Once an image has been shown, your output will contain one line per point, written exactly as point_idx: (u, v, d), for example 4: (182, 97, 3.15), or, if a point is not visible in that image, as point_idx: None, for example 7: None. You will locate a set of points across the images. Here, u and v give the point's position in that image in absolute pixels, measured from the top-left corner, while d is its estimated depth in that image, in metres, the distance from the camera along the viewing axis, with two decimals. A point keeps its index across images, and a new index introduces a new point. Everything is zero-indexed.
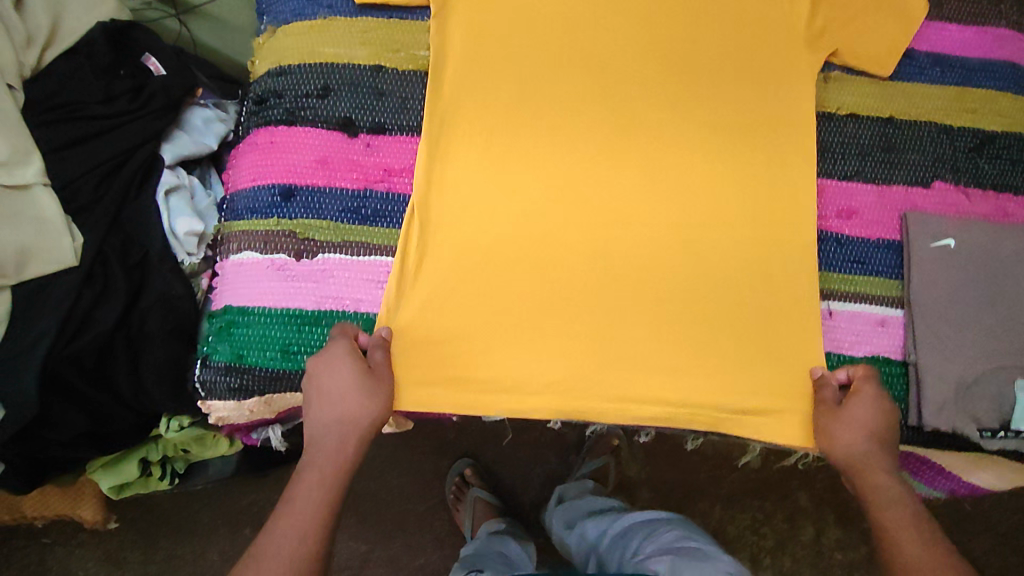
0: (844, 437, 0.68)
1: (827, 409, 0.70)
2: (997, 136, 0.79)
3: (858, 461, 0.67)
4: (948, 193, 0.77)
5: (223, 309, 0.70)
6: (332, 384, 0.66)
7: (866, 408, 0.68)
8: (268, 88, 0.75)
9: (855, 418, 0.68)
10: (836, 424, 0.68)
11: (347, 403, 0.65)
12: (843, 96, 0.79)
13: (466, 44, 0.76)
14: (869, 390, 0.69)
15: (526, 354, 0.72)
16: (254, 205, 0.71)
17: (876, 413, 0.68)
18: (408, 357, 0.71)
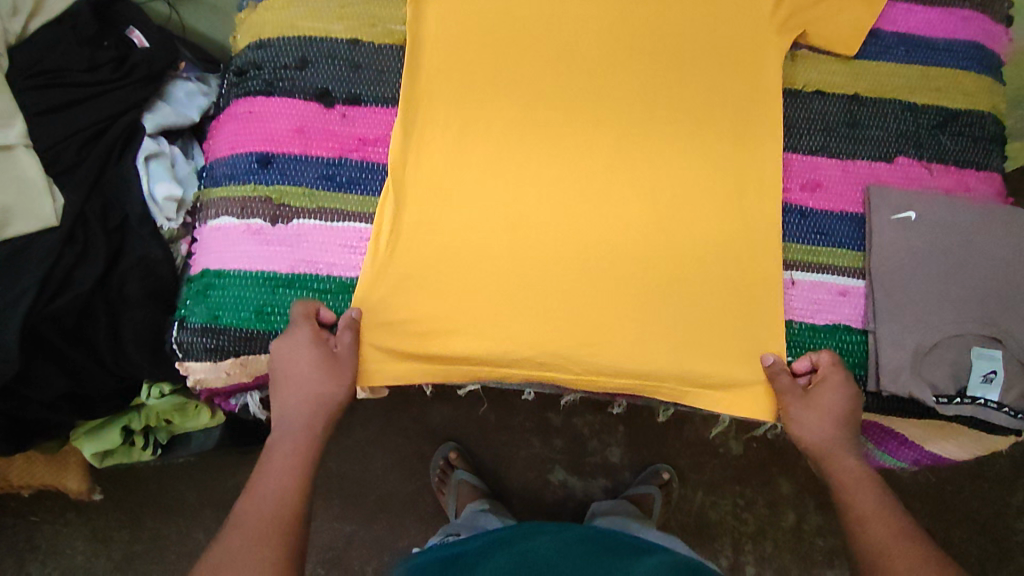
0: (812, 424, 0.70)
1: (794, 396, 0.71)
2: (960, 114, 0.81)
3: (827, 446, 0.70)
4: (910, 168, 0.80)
5: (201, 273, 0.73)
6: (300, 364, 0.68)
7: (831, 393, 0.70)
8: (248, 60, 0.77)
9: (822, 405, 0.70)
10: (804, 412, 0.70)
11: (311, 385, 0.68)
12: (809, 74, 0.82)
13: (442, 17, 0.77)
14: (833, 375, 0.70)
15: (500, 322, 0.71)
16: (234, 172, 0.74)
17: (842, 399, 0.70)
18: (382, 323, 0.71)
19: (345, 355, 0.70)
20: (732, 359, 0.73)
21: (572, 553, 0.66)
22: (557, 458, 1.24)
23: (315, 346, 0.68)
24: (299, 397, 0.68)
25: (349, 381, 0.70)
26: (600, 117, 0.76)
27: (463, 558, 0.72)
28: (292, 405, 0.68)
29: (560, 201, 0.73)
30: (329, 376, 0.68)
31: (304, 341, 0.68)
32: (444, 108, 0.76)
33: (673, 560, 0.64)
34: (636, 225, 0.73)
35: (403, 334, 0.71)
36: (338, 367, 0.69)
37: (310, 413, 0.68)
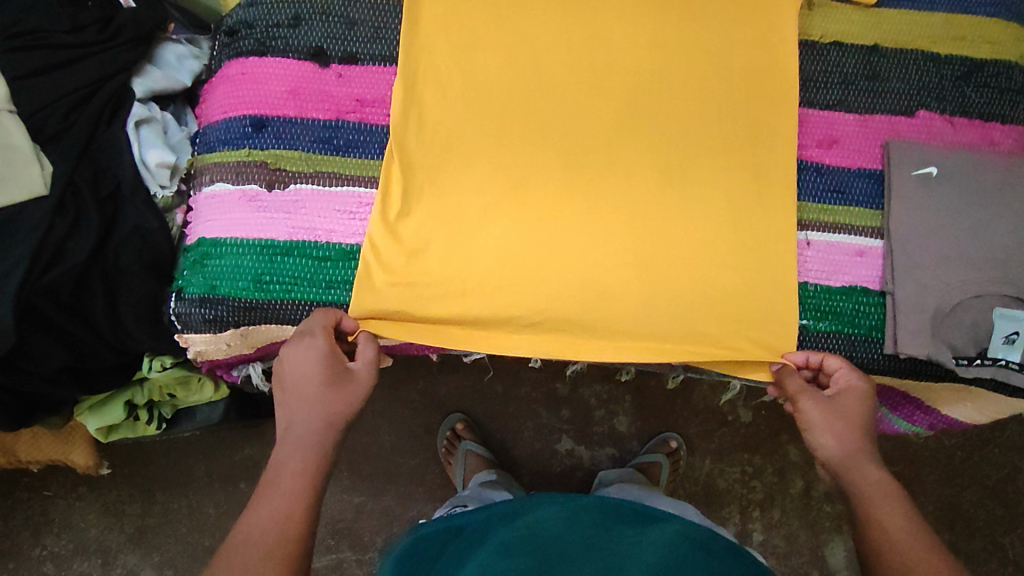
0: (831, 429, 0.66)
1: (811, 398, 0.68)
2: (986, 64, 0.77)
3: (849, 456, 0.65)
4: (932, 121, 0.76)
5: (197, 242, 0.70)
6: (309, 370, 0.64)
7: (851, 398, 0.68)
8: (239, 19, 0.74)
9: (840, 410, 0.67)
10: (826, 416, 0.67)
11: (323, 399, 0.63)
12: (827, 24, 0.78)
13: None
14: (852, 380, 0.68)
15: (508, 288, 0.69)
16: (226, 136, 0.71)
17: (862, 406, 0.68)
18: (384, 289, 0.69)
19: (361, 371, 0.66)
20: (744, 323, 0.71)
21: (580, 514, 0.65)
22: (564, 428, 1.23)
23: (329, 354, 0.65)
24: (306, 406, 0.63)
25: (360, 399, 0.65)
26: (609, 75, 0.73)
27: (466, 530, 0.70)
28: (300, 416, 0.63)
29: (568, 164, 0.70)
30: (341, 389, 0.64)
31: (317, 345, 0.65)
32: (445, 67, 0.72)
33: (685, 525, 0.63)
34: (645, 188, 0.70)
35: (406, 302, 0.69)
36: (350, 381, 0.65)
37: (320, 428, 0.63)
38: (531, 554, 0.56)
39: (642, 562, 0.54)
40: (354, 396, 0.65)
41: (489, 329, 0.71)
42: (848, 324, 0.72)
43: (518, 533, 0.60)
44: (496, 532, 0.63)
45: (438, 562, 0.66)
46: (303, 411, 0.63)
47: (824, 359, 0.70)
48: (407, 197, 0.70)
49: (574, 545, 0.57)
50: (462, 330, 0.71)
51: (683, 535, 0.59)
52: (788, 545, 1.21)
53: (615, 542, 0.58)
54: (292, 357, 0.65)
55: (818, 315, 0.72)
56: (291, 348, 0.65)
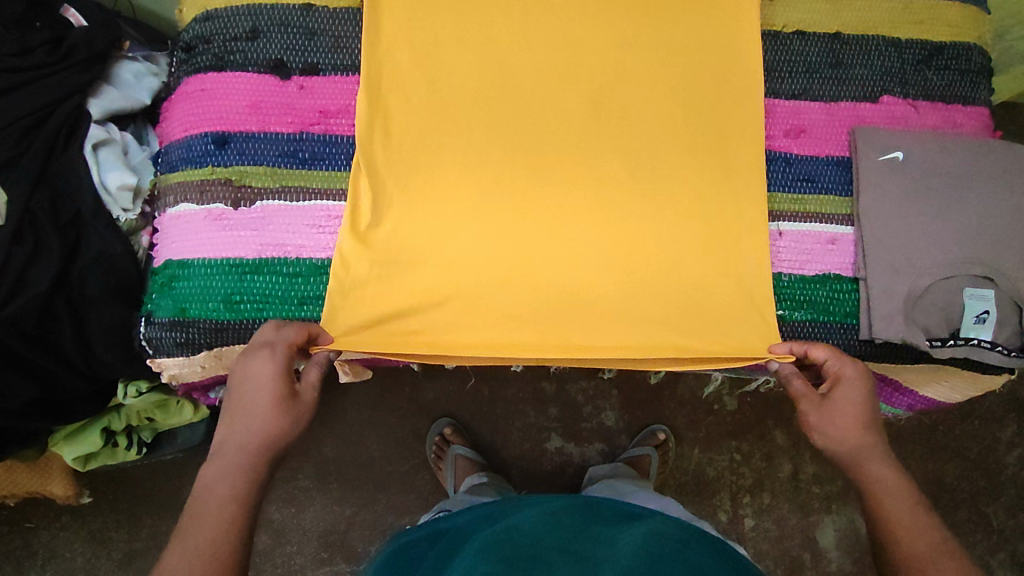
0: (829, 432, 0.66)
1: (808, 401, 0.67)
2: (945, 47, 0.79)
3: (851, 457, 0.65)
4: (896, 106, 0.77)
5: (164, 265, 0.69)
6: (257, 388, 0.61)
7: (850, 392, 0.66)
8: (196, 34, 0.72)
9: (836, 409, 0.66)
10: (822, 418, 0.66)
11: (265, 423, 0.62)
12: (789, 14, 0.78)
13: None
14: (841, 370, 0.66)
15: (492, 293, 0.69)
16: (188, 154, 0.69)
17: (859, 395, 0.65)
18: (363, 302, 0.68)
19: (305, 394, 0.65)
20: (722, 316, 0.71)
21: (561, 514, 0.65)
22: (552, 426, 1.23)
23: (286, 375, 0.62)
24: (251, 425, 0.61)
25: (305, 423, 0.64)
26: (574, 74, 0.72)
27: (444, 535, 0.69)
28: (243, 432, 0.61)
29: (538, 166, 0.70)
30: (288, 414, 0.62)
31: (270, 358, 0.62)
32: (410, 73, 0.71)
33: (662, 522, 0.63)
34: (617, 186, 0.70)
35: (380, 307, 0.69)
36: (295, 406, 0.63)
37: (256, 450, 0.61)
38: (499, 559, 0.54)
39: (615, 561, 0.53)
40: (300, 422, 0.64)
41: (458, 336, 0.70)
42: (822, 312, 0.73)
43: (498, 538, 0.59)
44: (474, 538, 0.62)
45: (420, 568, 0.65)
46: (246, 433, 0.61)
47: (806, 352, 0.68)
48: (379, 208, 0.69)
49: (547, 549, 0.56)
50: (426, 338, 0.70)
51: (662, 532, 0.59)
52: (779, 528, 1.23)
53: (590, 543, 0.58)
54: (246, 369, 0.62)
55: (793, 305, 0.73)
56: (245, 359, 0.62)
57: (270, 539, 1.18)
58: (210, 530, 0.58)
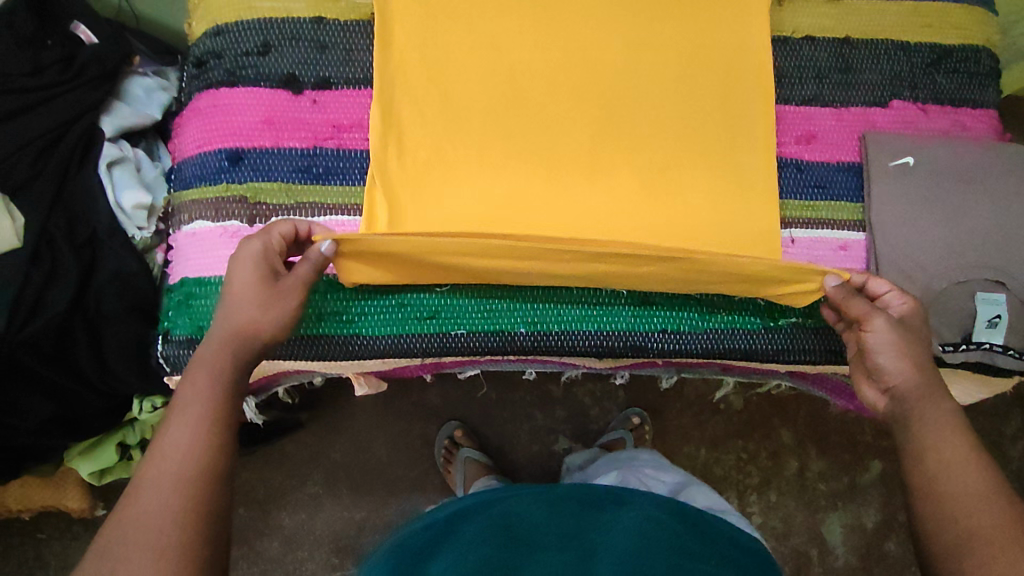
0: (907, 355, 0.62)
1: (883, 320, 0.62)
2: (954, 50, 0.79)
3: (924, 386, 0.61)
4: (905, 110, 0.78)
5: (181, 281, 0.68)
6: (240, 272, 0.60)
7: (914, 318, 0.64)
8: (207, 49, 0.72)
9: (908, 334, 0.62)
10: (896, 338, 0.62)
11: (241, 304, 0.60)
12: (799, 19, 0.78)
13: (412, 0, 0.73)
14: (906, 299, 0.64)
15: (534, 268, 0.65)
16: (203, 171, 0.69)
17: (921, 325, 0.64)
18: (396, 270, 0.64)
19: (289, 286, 0.61)
20: (740, 322, 0.71)
21: (552, 500, 0.64)
22: (560, 428, 1.24)
23: (266, 259, 0.61)
24: (232, 305, 0.60)
25: (282, 312, 0.61)
26: (587, 83, 0.73)
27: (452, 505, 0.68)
28: (225, 313, 0.60)
29: (552, 175, 0.70)
30: (265, 297, 0.60)
31: (256, 243, 0.61)
32: (422, 84, 0.71)
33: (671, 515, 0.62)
34: (629, 195, 0.71)
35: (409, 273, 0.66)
36: (276, 296, 0.61)
37: (230, 335, 0.60)
38: (505, 549, 0.54)
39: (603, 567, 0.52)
40: (280, 315, 0.61)
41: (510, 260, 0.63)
42: None
43: (490, 525, 0.58)
44: (483, 512, 0.61)
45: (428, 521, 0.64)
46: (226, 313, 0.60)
47: (868, 282, 0.66)
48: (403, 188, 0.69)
49: (553, 540, 0.56)
50: (475, 263, 0.63)
51: (655, 521, 0.59)
52: (786, 526, 1.24)
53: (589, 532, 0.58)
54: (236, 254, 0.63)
55: (807, 311, 0.72)
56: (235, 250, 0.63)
57: (281, 546, 1.18)
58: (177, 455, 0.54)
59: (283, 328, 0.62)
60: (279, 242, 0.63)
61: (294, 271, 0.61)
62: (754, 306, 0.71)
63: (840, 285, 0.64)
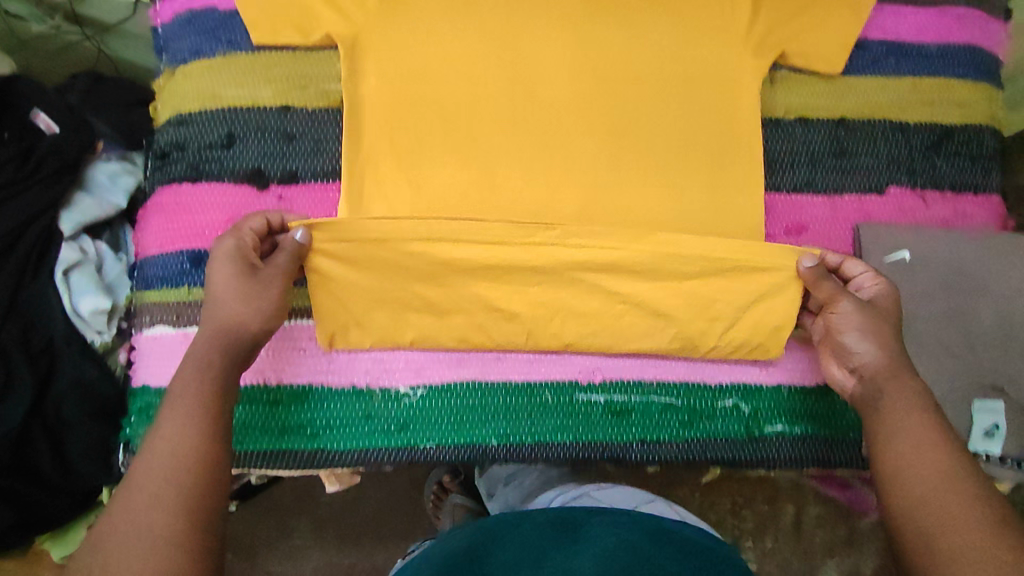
0: (879, 332, 0.60)
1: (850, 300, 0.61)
2: (955, 130, 0.75)
3: (893, 367, 0.58)
4: (903, 198, 0.74)
5: (142, 388, 0.66)
6: (217, 264, 0.58)
7: (886, 297, 0.62)
8: (169, 139, 0.69)
9: (878, 314, 0.61)
10: (868, 317, 0.60)
11: (213, 298, 0.58)
12: (792, 98, 0.74)
13: (379, 92, 0.68)
14: (878, 281, 0.63)
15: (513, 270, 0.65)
16: (165, 272, 0.67)
17: (897, 306, 0.62)
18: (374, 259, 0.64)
19: (268, 275, 0.60)
20: (719, 429, 0.69)
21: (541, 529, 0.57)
22: None
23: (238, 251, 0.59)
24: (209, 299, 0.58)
25: (259, 308, 0.58)
26: (562, 169, 0.68)
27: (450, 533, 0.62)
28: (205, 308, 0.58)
29: (522, 274, 0.65)
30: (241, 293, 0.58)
31: (228, 240, 0.59)
32: (387, 173, 0.67)
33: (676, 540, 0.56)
34: (605, 282, 0.66)
35: (378, 337, 0.66)
36: (256, 287, 0.59)
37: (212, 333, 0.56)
38: None
39: None
40: (264, 305, 0.59)
41: (483, 245, 0.64)
42: (823, 425, 0.70)
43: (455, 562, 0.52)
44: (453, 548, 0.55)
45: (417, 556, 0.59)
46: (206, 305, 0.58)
47: (844, 263, 0.65)
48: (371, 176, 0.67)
49: None
50: (452, 249, 0.64)
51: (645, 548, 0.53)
52: None
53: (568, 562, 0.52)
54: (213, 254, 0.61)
55: (792, 418, 0.70)
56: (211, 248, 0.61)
57: None
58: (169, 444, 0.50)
59: (271, 318, 0.59)
60: (251, 237, 0.61)
61: (272, 260, 0.60)
62: (737, 413, 0.69)
63: (815, 265, 0.63)
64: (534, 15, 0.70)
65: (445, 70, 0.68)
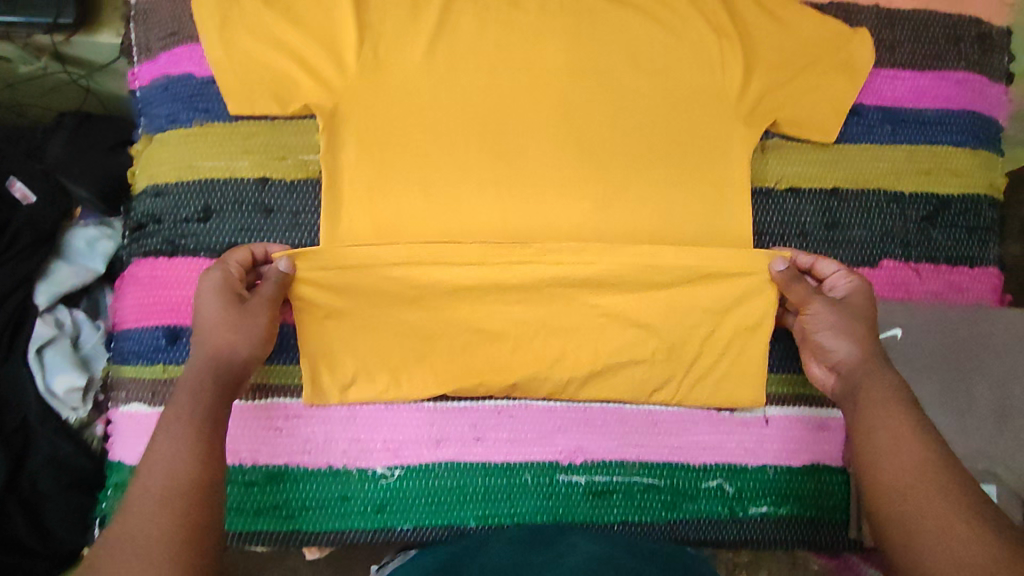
0: (848, 332, 0.61)
1: (822, 300, 0.63)
2: (952, 201, 0.73)
3: (869, 363, 0.60)
4: (897, 271, 0.72)
5: (116, 465, 0.65)
6: (208, 296, 0.60)
7: (855, 296, 0.64)
8: (145, 211, 0.68)
9: (851, 310, 0.62)
10: (838, 316, 0.62)
11: (207, 313, 0.59)
12: (783, 167, 0.73)
13: (360, 163, 0.68)
14: (851, 279, 0.65)
15: (499, 300, 0.67)
16: (140, 348, 0.67)
17: (869, 303, 0.63)
18: (363, 275, 0.65)
19: (256, 305, 0.61)
20: (702, 511, 0.68)
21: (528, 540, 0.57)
22: None
23: (228, 283, 0.61)
24: (203, 313, 0.59)
25: (252, 330, 0.60)
26: (545, 241, 0.68)
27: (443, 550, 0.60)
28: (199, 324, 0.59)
29: (503, 343, 0.67)
30: (235, 314, 0.60)
31: (216, 274, 0.61)
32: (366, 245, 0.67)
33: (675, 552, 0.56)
34: (586, 356, 0.67)
35: (368, 376, 0.66)
36: (245, 317, 0.60)
37: (207, 354, 0.58)
38: None
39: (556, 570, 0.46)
40: (253, 331, 0.60)
41: (467, 264, 0.65)
42: (810, 507, 0.69)
43: None
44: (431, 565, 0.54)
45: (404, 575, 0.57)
46: (202, 317, 0.59)
47: (816, 263, 0.67)
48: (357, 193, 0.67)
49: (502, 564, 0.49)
50: (439, 270, 0.66)
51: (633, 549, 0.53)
52: None
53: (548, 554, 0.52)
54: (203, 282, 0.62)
55: (778, 499, 0.68)
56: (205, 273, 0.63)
57: None
58: (169, 451, 0.51)
59: (258, 345, 0.60)
60: (238, 269, 0.63)
61: (258, 291, 0.62)
62: (720, 494, 0.68)
63: (787, 268, 0.64)
64: (518, 83, 0.70)
65: (428, 144, 0.69)
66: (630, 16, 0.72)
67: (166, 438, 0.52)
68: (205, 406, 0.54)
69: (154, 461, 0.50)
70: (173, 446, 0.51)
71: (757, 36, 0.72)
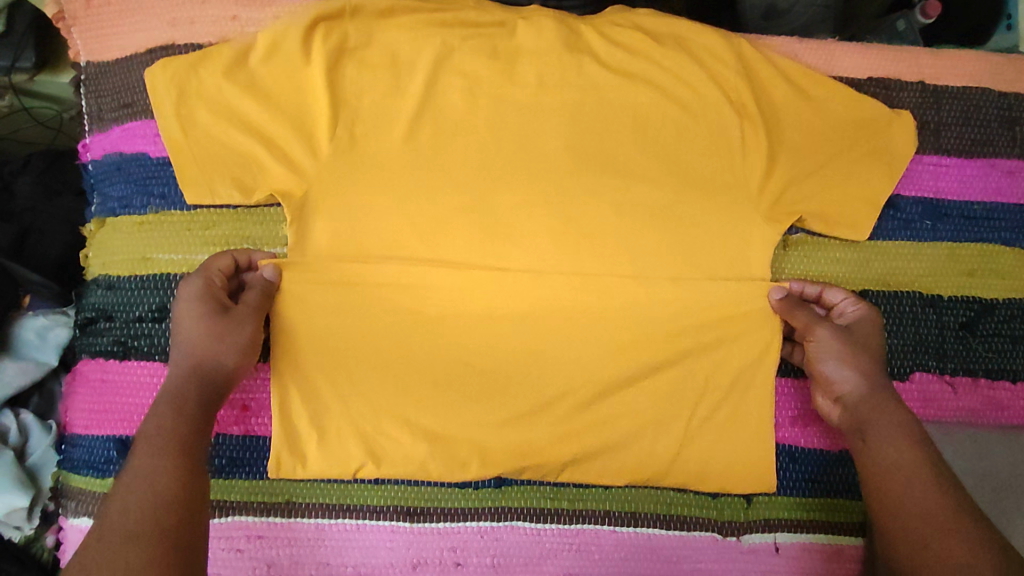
0: (854, 363, 0.57)
1: (825, 328, 0.59)
2: (997, 305, 0.65)
3: (876, 394, 0.56)
4: (929, 386, 0.64)
5: None
6: (188, 301, 0.55)
7: (864, 324, 0.60)
8: (96, 306, 0.62)
9: (856, 338, 0.58)
10: (842, 344, 0.58)
11: (184, 321, 0.54)
12: (807, 266, 0.65)
13: (329, 259, 0.60)
14: (858, 305, 0.61)
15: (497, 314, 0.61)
16: (91, 459, 0.61)
17: (875, 331, 0.59)
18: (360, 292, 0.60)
19: (241, 313, 0.56)
20: None
21: None
22: None
23: (209, 288, 0.56)
24: (180, 322, 0.54)
25: (237, 338, 0.55)
26: (538, 342, 0.61)
27: None
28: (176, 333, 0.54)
29: (488, 459, 0.61)
30: (218, 325, 0.54)
31: (197, 282, 0.56)
32: (338, 349, 0.61)
33: None
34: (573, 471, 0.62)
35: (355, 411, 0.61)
36: (230, 325, 0.55)
37: (188, 361, 0.53)
38: None
39: None
40: (238, 343, 0.55)
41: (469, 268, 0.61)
42: None
43: None
44: None
45: None
46: (179, 326, 0.54)
47: (822, 291, 0.62)
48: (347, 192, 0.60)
49: None
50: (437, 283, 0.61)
51: None
52: None
53: None
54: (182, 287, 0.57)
55: None
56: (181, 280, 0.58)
57: None
58: (151, 458, 0.47)
59: (242, 358, 0.55)
60: (220, 276, 0.58)
61: (242, 299, 0.57)
62: None
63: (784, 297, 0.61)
64: (513, 160, 0.62)
65: (411, 230, 0.61)
66: (640, 88, 0.63)
67: (145, 449, 0.47)
68: (188, 417, 0.50)
69: (129, 481, 0.45)
70: (152, 460, 0.46)
71: (782, 115, 0.64)
